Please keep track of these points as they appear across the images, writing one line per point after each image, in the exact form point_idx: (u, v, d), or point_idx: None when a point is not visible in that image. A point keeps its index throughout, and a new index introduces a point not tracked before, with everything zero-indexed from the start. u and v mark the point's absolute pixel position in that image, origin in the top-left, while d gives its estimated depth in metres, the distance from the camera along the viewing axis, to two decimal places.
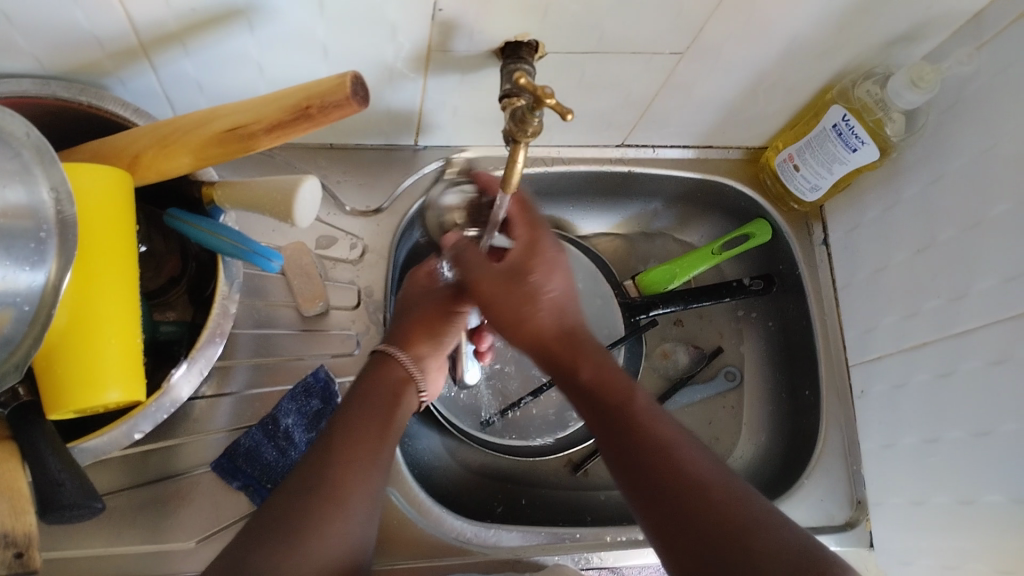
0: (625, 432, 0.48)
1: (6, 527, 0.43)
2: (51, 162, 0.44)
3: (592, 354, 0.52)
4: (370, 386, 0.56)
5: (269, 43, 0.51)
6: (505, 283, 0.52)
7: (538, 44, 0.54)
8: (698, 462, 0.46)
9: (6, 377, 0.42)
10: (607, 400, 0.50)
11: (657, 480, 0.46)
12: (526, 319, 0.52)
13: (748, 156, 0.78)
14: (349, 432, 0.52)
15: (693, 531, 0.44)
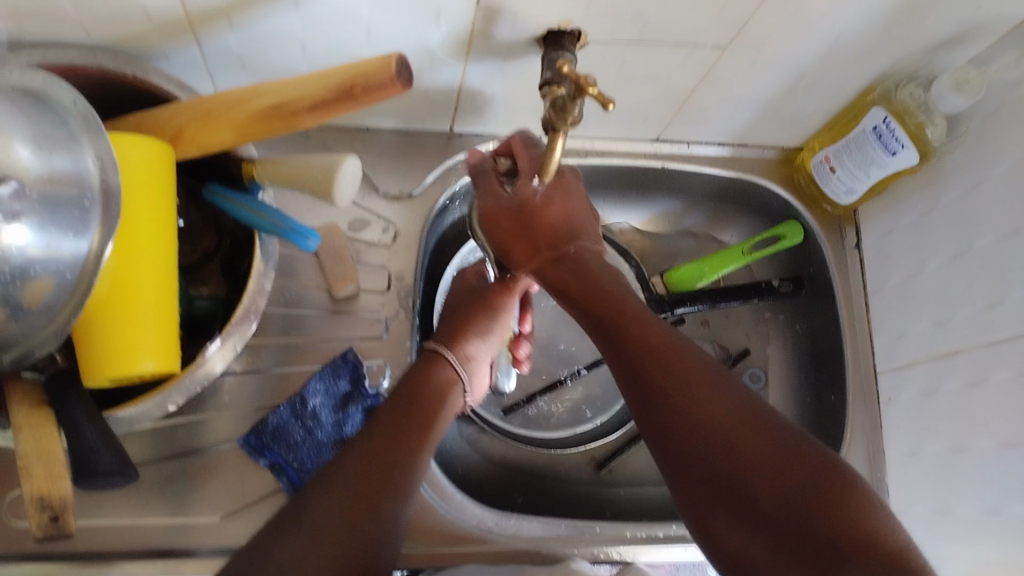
0: (624, 350, 0.50)
1: (42, 490, 0.44)
2: (97, 132, 0.44)
3: (605, 284, 0.54)
4: (417, 386, 0.57)
5: (314, 21, 0.51)
6: (519, 216, 0.58)
7: (581, 33, 0.53)
8: (703, 379, 0.46)
9: (46, 343, 0.43)
10: (596, 303, 0.53)
11: (661, 395, 0.47)
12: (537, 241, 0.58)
13: (783, 156, 0.77)
14: (389, 429, 0.52)
15: (687, 450, 0.45)
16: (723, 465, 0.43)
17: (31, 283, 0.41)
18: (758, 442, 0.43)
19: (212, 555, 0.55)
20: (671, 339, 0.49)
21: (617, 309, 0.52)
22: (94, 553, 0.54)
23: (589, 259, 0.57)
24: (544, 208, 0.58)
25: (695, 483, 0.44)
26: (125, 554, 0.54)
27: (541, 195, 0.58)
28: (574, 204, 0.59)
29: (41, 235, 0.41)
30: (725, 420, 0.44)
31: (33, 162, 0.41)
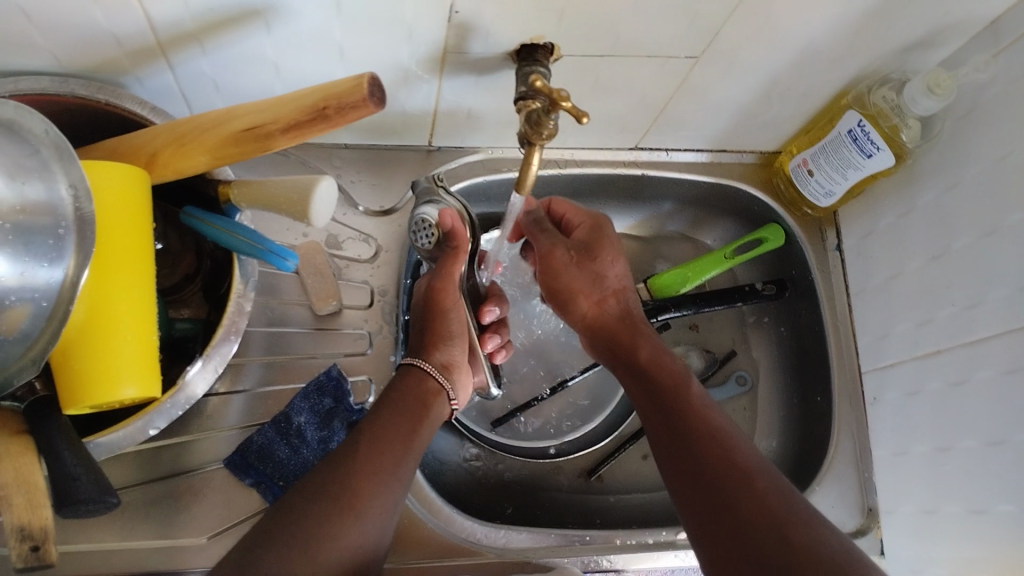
0: (676, 438, 0.53)
1: (22, 520, 0.43)
2: (69, 160, 0.44)
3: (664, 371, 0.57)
4: (398, 396, 0.57)
5: (286, 43, 0.51)
6: (578, 258, 0.63)
7: (553, 47, 0.54)
8: (756, 473, 0.49)
9: (24, 370, 0.43)
10: (659, 377, 0.57)
11: (713, 465, 0.50)
12: (590, 294, 0.63)
13: (762, 160, 0.77)
14: (375, 434, 0.54)
15: (738, 537, 0.46)
16: (775, 552, 0.45)
17: (7, 311, 0.42)
18: (807, 536, 0.45)
19: None
20: (725, 431, 0.52)
21: (675, 397, 0.55)
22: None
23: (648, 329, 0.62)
24: (606, 260, 0.63)
25: (731, 554, 0.46)
26: None
27: (606, 249, 0.63)
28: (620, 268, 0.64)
29: (16, 265, 0.42)
30: (779, 514, 0.46)
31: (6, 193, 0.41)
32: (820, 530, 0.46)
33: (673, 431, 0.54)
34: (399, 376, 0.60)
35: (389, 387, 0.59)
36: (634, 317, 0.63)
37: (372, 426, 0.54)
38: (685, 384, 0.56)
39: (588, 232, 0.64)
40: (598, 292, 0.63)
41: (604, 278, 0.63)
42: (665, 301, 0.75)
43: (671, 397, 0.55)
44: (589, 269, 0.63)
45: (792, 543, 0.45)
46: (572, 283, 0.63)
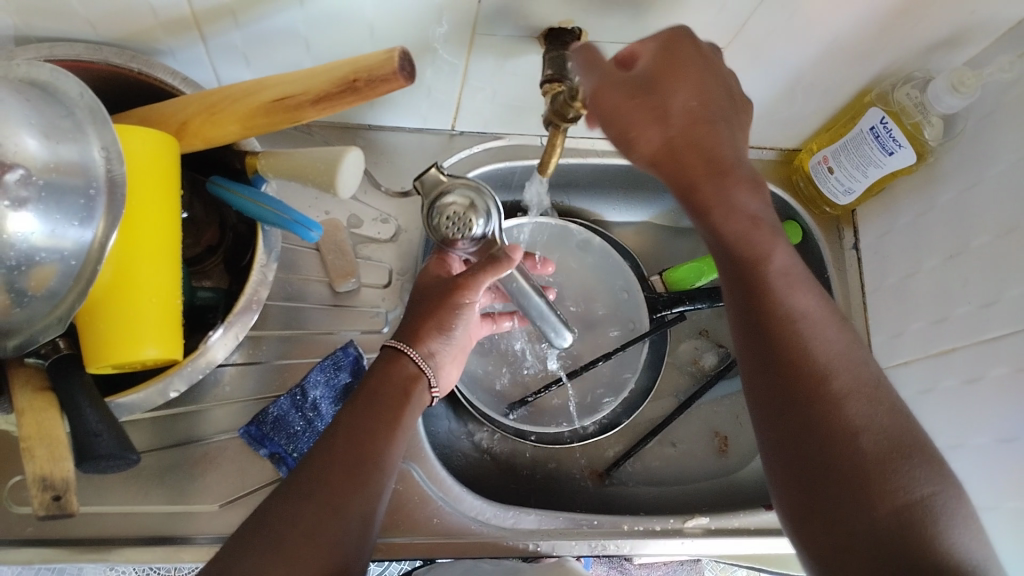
0: (771, 333, 0.48)
1: (45, 471, 0.45)
2: (102, 122, 0.46)
3: (735, 249, 0.48)
4: (379, 382, 0.55)
5: (318, 20, 0.52)
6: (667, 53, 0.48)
7: (581, 32, 0.54)
8: (829, 357, 0.46)
9: (49, 329, 0.45)
10: (761, 302, 0.48)
11: (808, 402, 0.45)
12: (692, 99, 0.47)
13: (783, 157, 0.78)
14: (351, 432, 0.51)
15: (796, 407, 0.46)
16: (831, 440, 0.44)
17: (35, 269, 0.43)
18: (875, 437, 0.44)
19: (208, 543, 0.56)
20: (834, 373, 0.46)
21: (748, 273, 0.48)
22: (94, 540, 0.55)
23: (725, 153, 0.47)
24: (686, 63, 0.48)
25: (792, 452, 0.45)
26: (123, 541, 0.55)
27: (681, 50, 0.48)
28: (697, 92, 0.47)
29: (47, 223, 0.42)
30: (841, 393, 0.45)
31: (40, 152, 0.42)
32: (888, 450, 0.43)
33: (775, 367, 0.47)
34: (382, 357, 0.56)
35: (370, 374, 0.56)
36: (720, 165, 0.47)
37: (353, 418, 0.52)
38: (764, 267, 0.48)
39: (639, 75, 0.47)
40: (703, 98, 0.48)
41: (675, 103, 0.47)
42: (678, 295, 0.77)
43: (778, 331, 0.47)
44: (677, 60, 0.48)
45: (856, 453, 0.43)
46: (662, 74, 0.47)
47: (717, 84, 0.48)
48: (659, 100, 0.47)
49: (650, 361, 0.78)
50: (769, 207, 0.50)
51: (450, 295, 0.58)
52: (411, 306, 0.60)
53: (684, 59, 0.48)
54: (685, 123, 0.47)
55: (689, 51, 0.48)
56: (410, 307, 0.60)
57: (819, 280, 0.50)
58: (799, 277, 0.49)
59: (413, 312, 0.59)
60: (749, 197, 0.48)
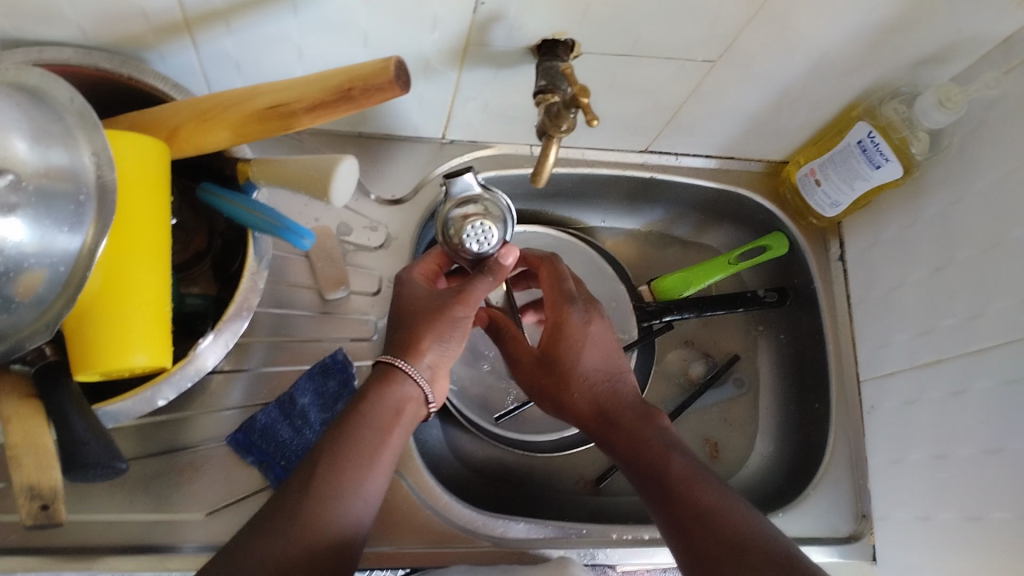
0: (648, 464, 0.56)
1: (32, 480, 0.45)
2: (92, 127, 0.45)
3: (603, 399, 0.60)
4: (368, 405, 0.51)
5: (311, 28, 0.52)
6: (556, 304, 0.61)
7: (574, 43, 0.54)
8: (697, 478, 0.54)
9: (36, 335, 0.44)
10: (643, 458, 0.56)
11: (688, 520, 0.52)
12: (579, 323, 0.60)
13: (770, 169, 0.78)
14: (333, 444, 0.50)
15: (681, 532, 0.52)
16: (714, 545, 0.50)
17: (23, 275, 0.43)
18: (750, 531, 0.50)
19: (194, 551, 0.56)
20: (707, 496, 0.53)
21: (614, 418, 0.59)
22: (77, 548, 0.55)
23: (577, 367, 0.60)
24: (569, 309, 0.61)
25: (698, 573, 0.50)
26: (103, 549, 0.55)
27: (555, 261, 0.64)
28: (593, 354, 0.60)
29: (35, 230, 0.42)
30: (714, 504, 0.52)
31: (30, 157, 0.42)
32: (767, 546, 0.49)
33: (664, 505, 0.54)
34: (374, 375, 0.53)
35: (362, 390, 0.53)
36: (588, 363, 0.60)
37: (341, 431, 0.51)
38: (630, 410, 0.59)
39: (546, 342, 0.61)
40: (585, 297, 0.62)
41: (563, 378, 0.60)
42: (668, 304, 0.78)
43: (655, 476, 0.55)
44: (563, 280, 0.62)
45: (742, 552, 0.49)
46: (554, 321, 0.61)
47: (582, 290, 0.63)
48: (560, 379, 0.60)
49: (640, 369, 0.78)
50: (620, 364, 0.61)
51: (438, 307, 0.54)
52: (394, 320, 0.55)
53: (576, 331, 0.60)
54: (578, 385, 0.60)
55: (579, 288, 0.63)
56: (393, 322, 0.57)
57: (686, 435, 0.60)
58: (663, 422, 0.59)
59: (397, 326, 0.55)
60: (598, 347, 0.60)
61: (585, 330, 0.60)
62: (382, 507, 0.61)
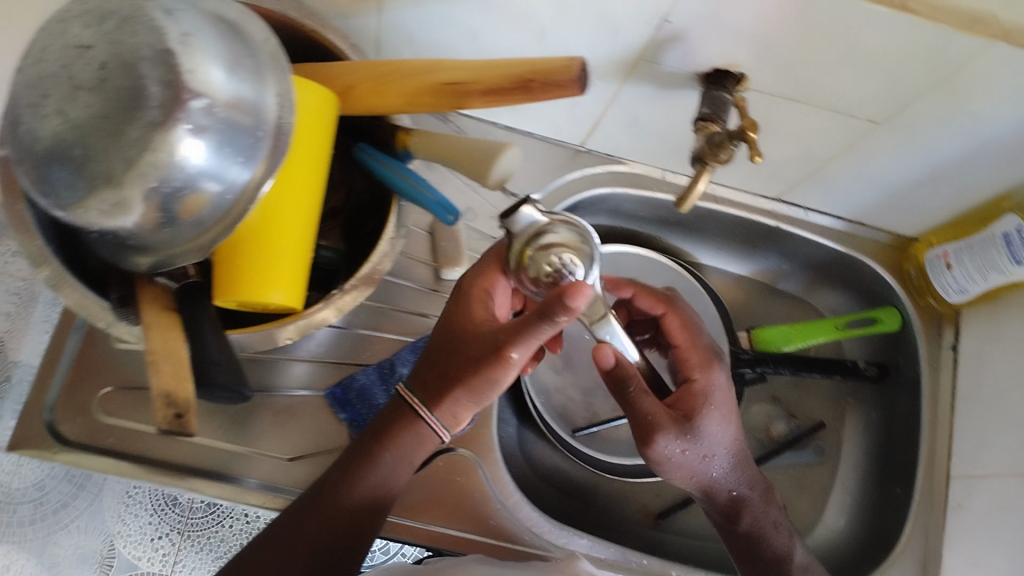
0: (753, 538, 0.62)
1: (169, 388, 0.46)
2: (281, 71, 0.48)
3: (720, 476, 0.61)
4: (396, 427, 0.53)
5: (494, 16, 0.53)
6: (702, 365, 0.62)
7: (744, 76, 0.53)
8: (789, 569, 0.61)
9: (187, 254, 0.48)
10: (750, 535, 0.62)
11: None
12: (714, 388, 0.60)
13: (897, 243, 0.77)
14: (349, 458, 0.54)
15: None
16: None
17: (191, 196, 0.45)
18: None
19: (254, 488, 0.58)
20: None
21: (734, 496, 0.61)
22: (167, 463, 0.58)
23: (721, 442, 0.60)
24: (714, 375, 0.61)
25: None
26: (187, 469, 0.58)
27: (675, 309, 0.67)
28: (727, 432, 0.60)
29: (214, 154, 0.44)
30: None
31: (224, 86, 0.44)
32: None
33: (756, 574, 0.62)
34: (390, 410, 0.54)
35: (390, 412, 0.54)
36: (723, 438, 0.60)
37: (358, 450, 0.53)
38: (743, 487, 0.62)
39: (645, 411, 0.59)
40: (708, 357, 0.63)
41: (704, 450, 0.58)
42: (765, 356, 0.77)
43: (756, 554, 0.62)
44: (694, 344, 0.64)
45: None
46: (692, 390, 0.61)
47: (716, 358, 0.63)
48: (703, 450, 0.59)
49: None
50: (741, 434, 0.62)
51: (467, 356, 0.51)
52: (443, 353, 0.53)
53: (718, 401, 0.60)
54: (706, 457, 0.59)
55: (716, 349, 0.64)
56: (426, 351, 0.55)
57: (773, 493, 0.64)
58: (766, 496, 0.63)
59: (427, 363, 0.54)
60: (726, 424, 0.60)
61: (726, 399, 0.61)
62: (455, 492, 0.62)
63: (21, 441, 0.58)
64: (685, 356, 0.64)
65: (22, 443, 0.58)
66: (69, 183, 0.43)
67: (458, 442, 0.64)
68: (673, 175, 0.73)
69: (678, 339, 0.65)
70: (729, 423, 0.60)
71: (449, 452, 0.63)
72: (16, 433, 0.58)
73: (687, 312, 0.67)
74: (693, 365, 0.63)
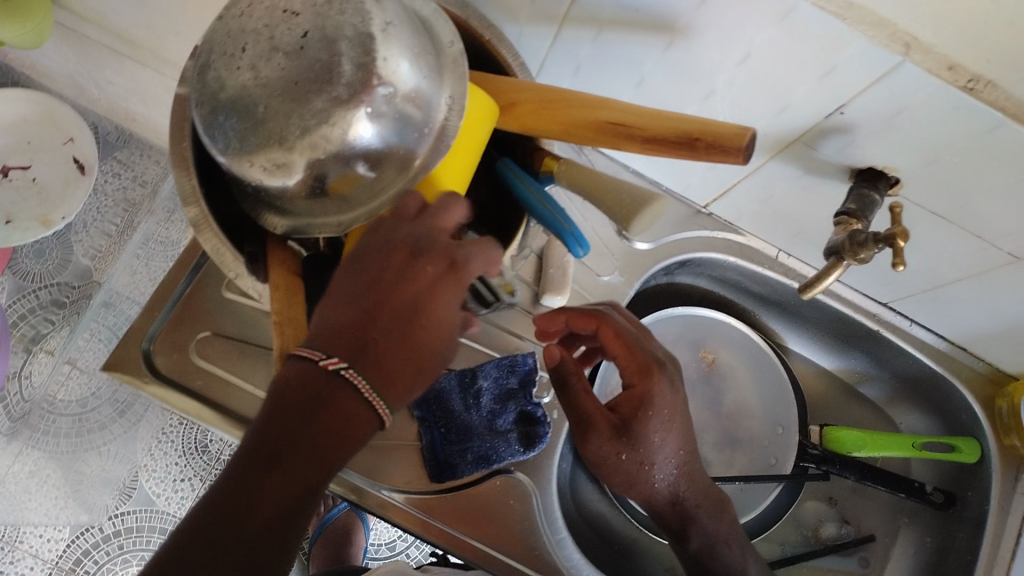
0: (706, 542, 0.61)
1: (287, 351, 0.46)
2: (459, 76, 0.49)
3: (666, 481, 0.58)
4: (332, 399, 0.40)
5: (668, 67, 0.54)
6: (642, 372, 0.56)
7: (898, 181, 0.54)
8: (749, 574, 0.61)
9: (325, 227, 0.50)
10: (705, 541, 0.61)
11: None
12: (654, 390, 0.56)
13: (995, 376, 0.75)
14: (271, 434, 0.40)
15: None
16: None
17: (347, 173, 0.46)
18: None
19: None
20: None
21: (687, 504, 0.60)
22: (243, 417, 0.59)
23: (662, 450, 0.57)
24: (654, 379, 0.56)
25: None
26: None
27: (605, 322, 0.57)
28: (669, 439, 0.57)
29: (379, 140, 0.46)
30: None
31: (408, 79, 0.46)
32: None
33: None
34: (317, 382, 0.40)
35: (308, 391, 0.40)
36: (666, 446, 0.57)
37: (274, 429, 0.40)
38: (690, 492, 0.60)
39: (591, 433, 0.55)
40: (647, 364, 0.56)
41: (644, 456, 0.56)
42: (833, 455, 0.77)
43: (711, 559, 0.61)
44: (639, 355, 0.56)
45: None
46: (624, 395, 0.57)
47: (654, 369, 0.56)
48: (645, 455, 0.56)
49: (776, 501, 0.77)
50: (686, 431, 0.59)
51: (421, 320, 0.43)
52: (354, 330, 0.42)
53: (656, 404, 0.56)
54: (657, 464, 0.57)
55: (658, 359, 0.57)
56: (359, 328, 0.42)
57: (722, 498, 0.62)
58: (715, 501, 0.61)
59: (378, 346, 0.42)
60: (665, 431, 0.56)
61: (669, 401, 0.56)
62: (506, 516, 0.62)
63: (116, 362, 0.59)
64: (625, 368, 0.57)
65: (117, 365, 0.59)
66: (242, 133, 0.44)
67: (518, 466, 0.64)
68: (787, 257, 0.73)
69: (616, 348, 0.57)
70: (674, 431, 0.57)
71: (508, 473, 0.63)
72: (115, 353, 0.60)
73: (617, 321, 0.57)
74: (631, 368, 0.56)
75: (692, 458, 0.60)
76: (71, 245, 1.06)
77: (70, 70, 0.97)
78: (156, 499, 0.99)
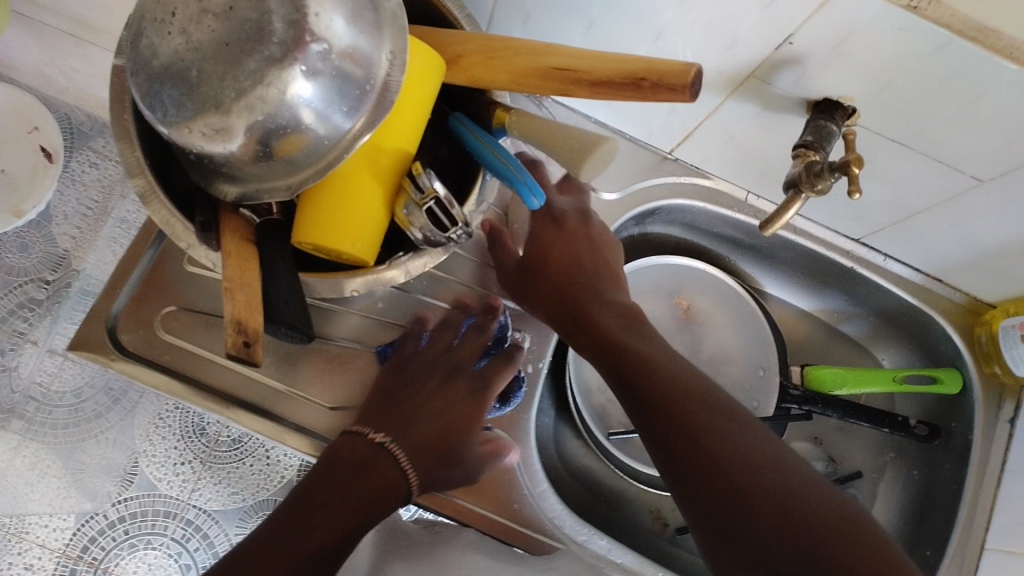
0: (616, 339, 0.54)
1: (240, 316, 0.47)
2: (400, 33, 0.48)
3: (568, 284, 0.60)
4: (370, 456, 0.53)
5: (613, 10, 0.53)
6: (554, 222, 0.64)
7: (854, 111, 0.52)
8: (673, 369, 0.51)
9: (274, 191, 0.49)
10: (614, 339, 0.55)
11: (670, 415, 0.48)
12: (561, 226, 0.63)
13: (972, 306, 0.75)
14: (313, 493, 0.50)
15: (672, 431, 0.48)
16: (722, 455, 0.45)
17: (291, 136, 0.46)
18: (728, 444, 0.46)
19: (292, 429, 0.60)
20: (708, 404, 0.48)
21: (587, 307, 0.58)
22: (219, 390, 0.60)
23: (566, 264, 0.61)
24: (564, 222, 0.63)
25: (695, 481, 0.45)
26: (231, 402, 0.60)
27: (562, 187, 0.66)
28: (575, 249, 0.62)
29: (320, 101, 0.45)
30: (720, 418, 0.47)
31: (343, 35, 0.45)
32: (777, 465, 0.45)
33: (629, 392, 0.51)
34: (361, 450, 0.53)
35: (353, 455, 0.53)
36: (574, 265, 0.61)
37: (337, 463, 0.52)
38: (595, 297, 0.59)
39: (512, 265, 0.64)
40: (560, 215, 0.64)
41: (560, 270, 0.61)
42: (815, 396, 0.76)
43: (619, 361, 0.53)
44: (563, 205, 0.65)
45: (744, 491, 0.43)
46: (537, 234, 0.64)
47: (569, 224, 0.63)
48: (542, 260, 0.62)
49: None
50: (594, 254, 0.62)
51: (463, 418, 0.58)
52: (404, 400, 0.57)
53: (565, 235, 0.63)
54: (558, 274, 0.61)
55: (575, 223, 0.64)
56: (411, 413, 0.57)
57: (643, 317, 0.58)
58: (628, 307, 0.58)
59: (416, 424, 0.56)
60: (576, 248, 0.62)
61: (569, 236, 0.63)
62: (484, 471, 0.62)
63: (81, 342, 0.60)
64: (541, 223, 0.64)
65: (82, 344, 0.60)
66: (179, 102, 0.43)
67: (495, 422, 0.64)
68: (756, 199, 0.73)
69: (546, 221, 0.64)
70: (571, 246, 0.62)
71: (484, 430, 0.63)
72: (80, 334, 0.60)
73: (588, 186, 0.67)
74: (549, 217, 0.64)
75: (599, 273, 0.61)
76: (53, 236, 1.01)
77: (33, 59, 0.95)
78: (157, 482, 0.85)
